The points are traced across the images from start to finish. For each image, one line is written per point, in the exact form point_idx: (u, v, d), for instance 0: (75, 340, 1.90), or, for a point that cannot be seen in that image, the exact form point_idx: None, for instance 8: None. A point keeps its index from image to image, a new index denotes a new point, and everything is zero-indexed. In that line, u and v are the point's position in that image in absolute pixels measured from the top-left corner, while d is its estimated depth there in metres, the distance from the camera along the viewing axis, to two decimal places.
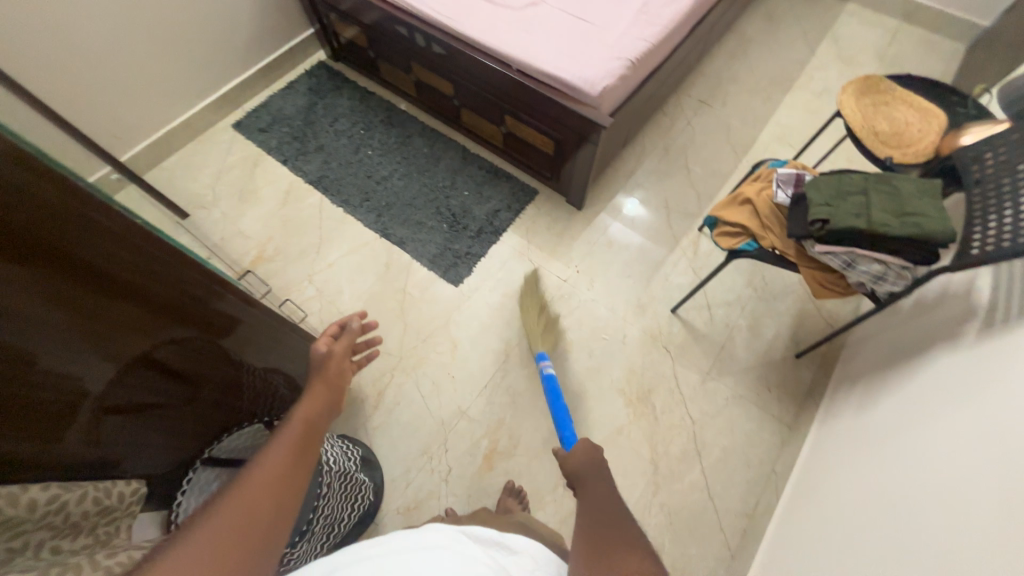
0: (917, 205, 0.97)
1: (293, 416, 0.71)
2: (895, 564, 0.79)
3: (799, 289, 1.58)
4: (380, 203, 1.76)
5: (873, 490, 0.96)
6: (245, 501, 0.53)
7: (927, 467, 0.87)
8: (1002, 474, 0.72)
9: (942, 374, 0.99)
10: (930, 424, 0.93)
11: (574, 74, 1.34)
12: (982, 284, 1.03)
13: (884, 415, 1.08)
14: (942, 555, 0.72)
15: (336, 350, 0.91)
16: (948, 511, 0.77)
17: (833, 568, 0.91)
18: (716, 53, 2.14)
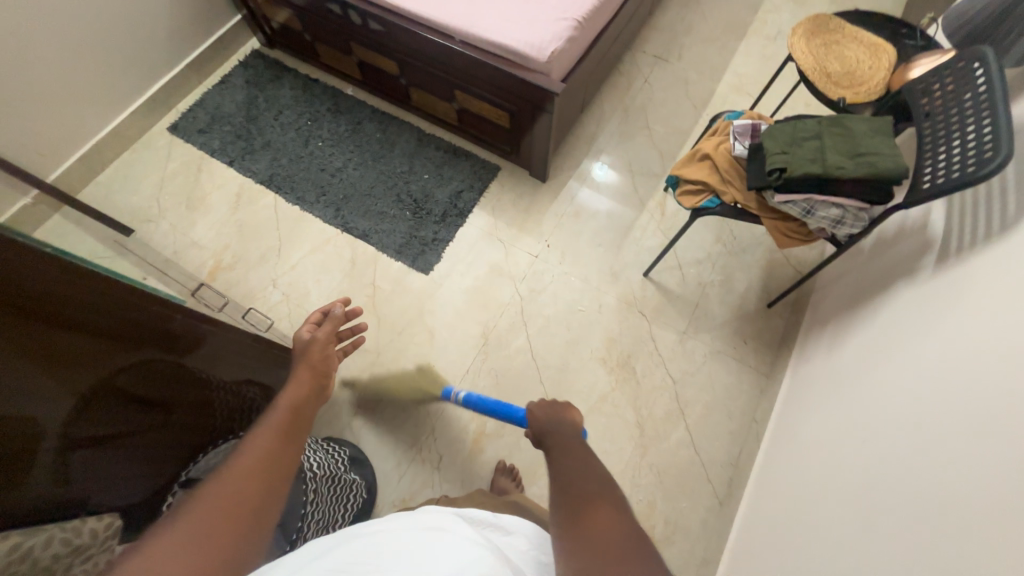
0: (869, 144, 0.97)
1: (275, 405, 0.67)
2: (884, 482, 0.82)
3: (766, 239, 1.60)
4: (338, 196, 1.69)
5: (855, 415, 0.99)
6: (225, 495, 0.50)
7: (905, 385, 0.90)
8: (981, 384, 0.74)
9: (909, 298, 1.02)
10: (904, 347, 0.96)
11: (521, 41, 1.28)
12: (937, 217, 1.05)
13: (857, 346, 1.12)
14: (926, 474, 0.75)
15: (319, 337, 0.87)
16: (929, 429, 0.79)
17: (825, 496, 0.94)
18: (667, 4, 2.08)
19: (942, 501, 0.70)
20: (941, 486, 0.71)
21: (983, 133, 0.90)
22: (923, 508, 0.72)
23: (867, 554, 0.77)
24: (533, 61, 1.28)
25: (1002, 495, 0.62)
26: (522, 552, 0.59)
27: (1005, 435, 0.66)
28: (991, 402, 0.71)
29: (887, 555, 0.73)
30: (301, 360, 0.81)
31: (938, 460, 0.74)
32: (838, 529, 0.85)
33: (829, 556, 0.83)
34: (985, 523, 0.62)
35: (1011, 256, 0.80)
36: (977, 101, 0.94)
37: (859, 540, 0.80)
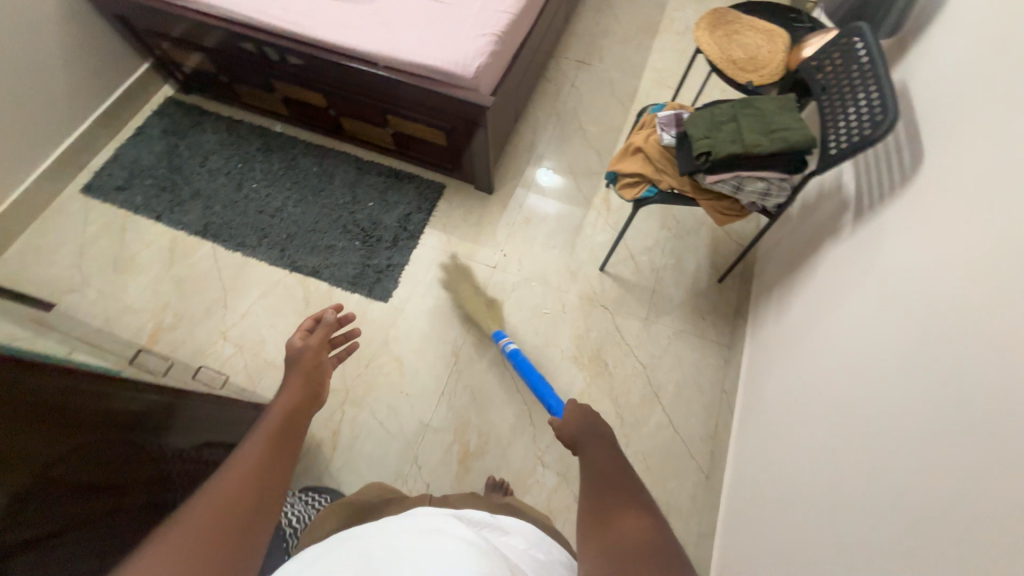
0: (779, 120, 1.05)
1: (270, 411, 0.62)
2: (860, 402, 0.86)
3: (706, 219, 1.68)
4: (282, 235, 1.62)
5: (823, 349, 1.04)
6: (216, 501, 0.45)
7: (860, 307, 0.96)
8: (921, 290, 0.81)
9: (843, 243, 1.09)
10: (849, 280, 1.03)
11: (445, 60, 1.30)
12: (848, 178, 1.15)
13: (806, 294, 1.19)
14: (896, 385, 0.78)
15: (312, 344, 0.76)
16: (891, 345, 0.84)
17: (810, 434, 0.96)
18: (581, 12, 2.17)
19: (912, 408, 0.73)
20: (911, 389, 0.75)
21: (873, 100, 1.00)
22: (899, 415, 0.75)
23: (858, 478, 0.79)
24: (460, 78, 1.30)
25: (962, 390, 0.65)
26: (520, 552, 0.60)
27: (952, 333, 0.71)
28: (937, 307, 0.76)
29: (876, 472, 0.75)
30: (291, 366, 0.73)
31: (903, 371, 0.78)
32: (828, 459, 0.88)
33: (825, 492, 0.85)
34: (952, 415, 0.66)
35: (921, 188, 0.89)
36: (862, 72, 1.05)
37: (847, 467, 0.82)
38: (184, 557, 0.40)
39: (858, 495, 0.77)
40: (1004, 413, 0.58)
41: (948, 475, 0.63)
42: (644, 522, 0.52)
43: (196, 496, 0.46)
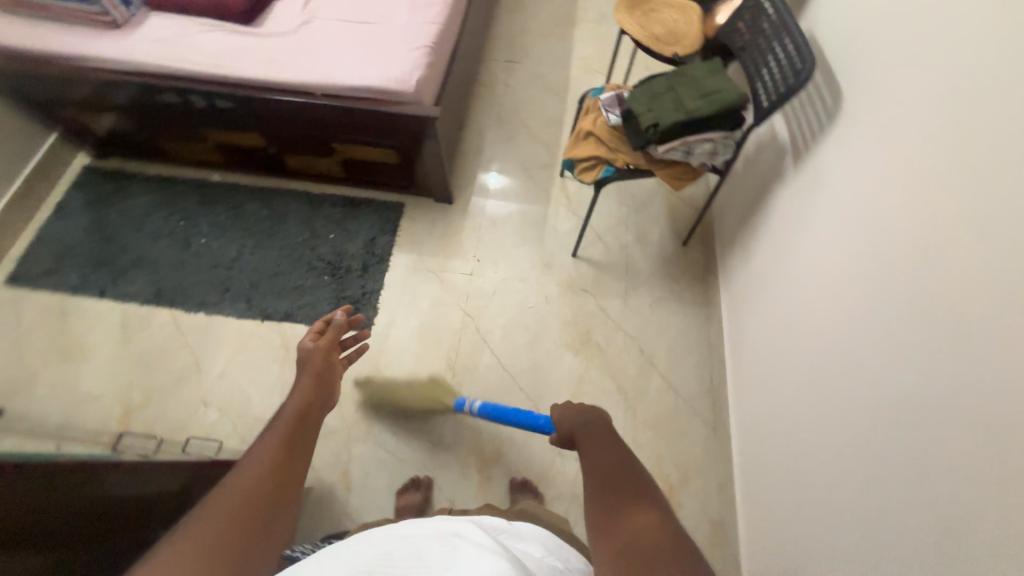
0: (711, 84, 1.13)
1: (283, 413, 0.66)
2: (842, 321, 0.93)
3: (659, 189, 1.77)
4: (244, 286, 1.55)
5: (794, 281, 1.12)
6: (242, 490, 0.51)
7: (817, 236, 1.05)
8: (872, 208, 0.89)
9: (791, 186, 1.18)
10: (805, 216, 1.11)
11: (383, 78, 1.30)
12: (781, 127, 1.25)
13: (767, 241, 1.27)
14: (870, 296, 0.86)
15: (321, 345, 0.84)
16: (858, 262, 0.91)
17: (805, 363, 1.03)
18: (499, 13, 2.22)
19: (904, 309, 0.78)
20: (886, 299, 0.82)
21: (789, 51, 1.09)
22: (891, 319, 0.81)
23: (863, 390, 0.84)
24: (402, 94, 1.30)
25: (945, 280, 0.71)
26: (539, 559, 0.60)
27: (914, 240, 0.78)
28: (890, 219, 0.84)
29: (883, 378, 0.80)
30: (301, 369, 0.79)
31: (880, 279, 0.84)
32: (828, 381, 0.94)
33: (837, 410, 0.90)
34: (930, 310, 0.72)
35: (851, 120, 0.97)
36: (775, 29, 1.14)
37: (853, 382, 0.88)
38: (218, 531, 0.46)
39: (873, 404, 0.82)
40: (995, 291, 0.63)
41: (954, 361, 0.68)
42: (656, 520, 0.52)
43: (222, 486, 0.51)
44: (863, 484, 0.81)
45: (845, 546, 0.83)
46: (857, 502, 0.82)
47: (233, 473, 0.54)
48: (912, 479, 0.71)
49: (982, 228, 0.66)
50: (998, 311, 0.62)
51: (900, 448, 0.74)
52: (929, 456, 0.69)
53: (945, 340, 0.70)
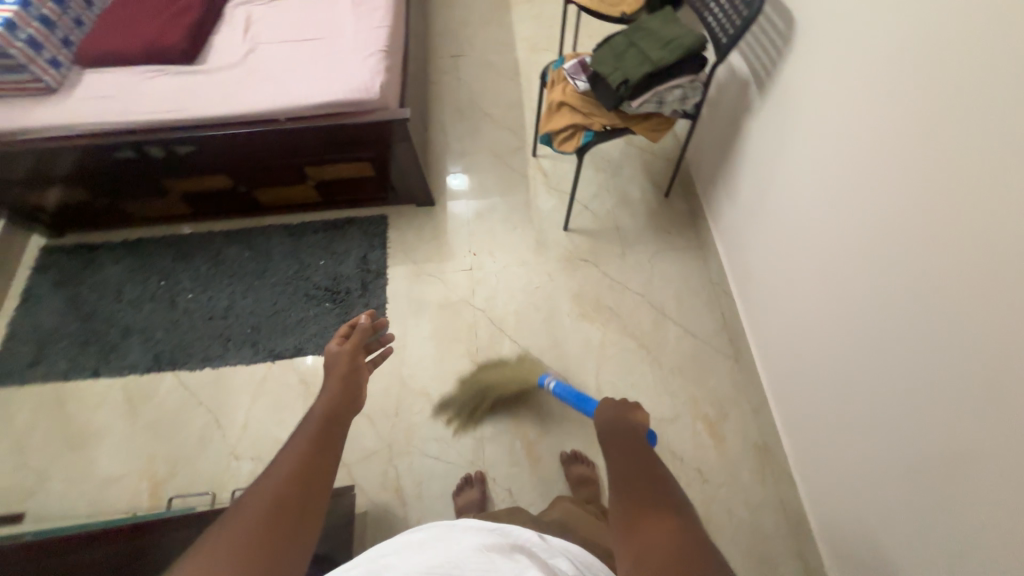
0: (668, 32, 1.16)
1: (311, 417, 0.65)
2: (841, 225, 0.97)
3: (630, 149, 1.81)
4: (245, 331, 1.51)
5: (785, 204, 1.16)
6: (268, 500, 0.50)
7: (798, 154, 1.09)
8: (849, 112, 0.92)
9: (763, 123, 1.22)
10: (782, 144, 1.15)
11: (345, 90, 1.28)
12: (738, 63, 1.31)
13: (749, 180, 1.32)
14: (866, 190, 0.90)
15: (346, 347, 0.81)
16: (843, 164, 0.95)
17: (814, 275, 1.07)
18: (433, 10, 2.21)
19: (905, 191, 0.80)
20: (880, 189, 0.86)
21: None
22: (890, 204, 0.84)
23: (878, 283, 0.88)
24: (367, 102, 1.29)
25: (936, 151, 0.74)
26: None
27: (897, 126, 0.81)
28: (870, 115, 0.87)
29: (897, 264, 0.84)
30: (328, 373, 0.77)
31: (871, 173, 0.88)
32: (840, 285, 0.99)
33: (859, 310, 0.94)
34: (930, 185, 0.76)
35: (812, 34, 1.01)
36: None
37: (864, 277, 0.92)
38: (242, 545, 0.45)
39: (891, 290, 0.85)
40: (992, 151, 0.66)
41: (968, 226, 0.70)
42: (672, 526, 0.54)
43: (248, 494, 0.51)
44: (895, 364, 0.86)
45: (897, 428, 0.87)
46: (897, 383, 0.86)
47: (259, 481, 0.53)
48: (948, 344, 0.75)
49: (965, 97, 0.69)
50: (993, 162, 0.66)
51: (928, 320, 0.78)
52: (965, 320, 0.72)
53: (950, 206, 0.73)
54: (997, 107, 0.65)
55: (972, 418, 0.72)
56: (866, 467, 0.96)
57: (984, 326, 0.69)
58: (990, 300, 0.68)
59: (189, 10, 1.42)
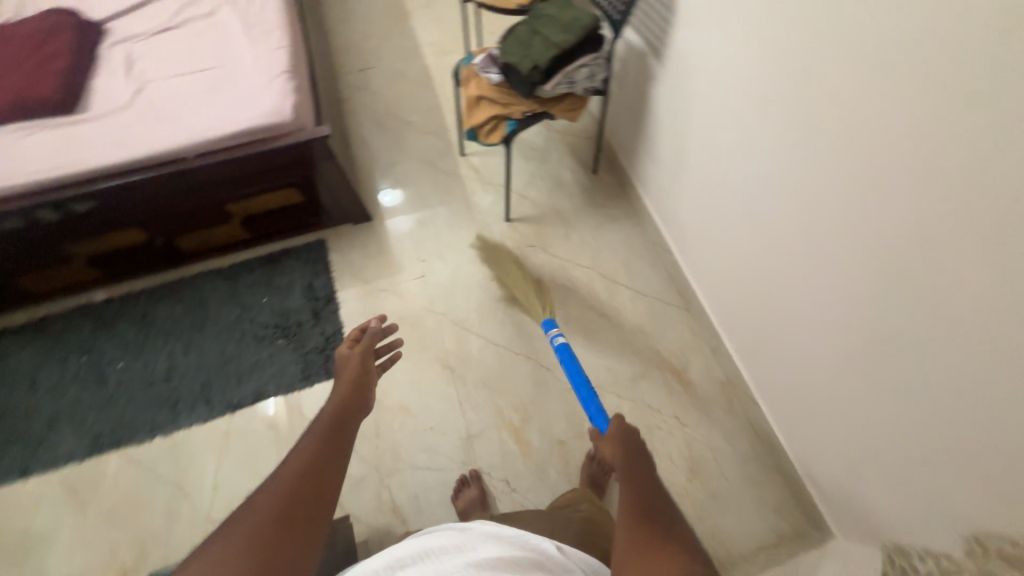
0: (566, 15, 1.22)
1: (326, 412, 0.74)
2: (753, 166, 1.08)
3: (553, 133, 1.87)
4: (195, 389, 1.41)
5: (701, 158, 1.27)
6: (294, 482, 0.58)
7: (704, 112, 1.20)
8: (740, 65, 1.03)
9: (667, 89, 1.33)
10: (688, 106, 1.26)
11: (255, 116, 1.23)
12: (634, 37, 1.40)
13: (665, 145, 1.43)
14: (766, 130, 1.01)
15: (356, 352, 0.91)
16: (742, 111, 1.07)
17: (740, 215, 1.18)
18: (330, 27, 2.15)
19: (801, 123, 0.91)
20: (779, 127, 0.97)
21: None
22: (790, 134, 0.95)
23: (795, 208, 0.99)
24: (282, 125, 1.24)
25: (819, 82, 0.85)
26: None
27: (783, 68, 0.92)
28: (759, 63, 0.98)
29: (807, 187, 0.94)
30: (340, 373, 0.87)
31: (769, 114, 0.99)
32: (763, 218, 1.10)
33: (783, 237, 1.05)
34: (820, 113, 0.87)
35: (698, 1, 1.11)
36: None
37: (780, 207, 1.03)
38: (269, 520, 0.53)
39: (806, 210, 0.96)
40: (866, 71, 0.76)
41: (858, 141, 0.81)
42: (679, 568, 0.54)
43: (276, 474, 0.59)
44: (822, 275, 0.97)
45: (837, 332, 0.97)
46: (828, 291, 0.97)
47: (285, 463, 0.61)
48: (864, 245, 0.85)
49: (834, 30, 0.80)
50: (864, 80, 0.77)
51: (843, 228, 0.89)
52: (873, 221, 0.82)
53: (840, 127, 0.83)
54: (858, 36, 0.76)
55: (896, 305, 0.83)
56: (816, 374, 1.07)
57: (887, 221, 0.80)
58: (888, 197, 0.78)
59: (57, 57, 1.29)
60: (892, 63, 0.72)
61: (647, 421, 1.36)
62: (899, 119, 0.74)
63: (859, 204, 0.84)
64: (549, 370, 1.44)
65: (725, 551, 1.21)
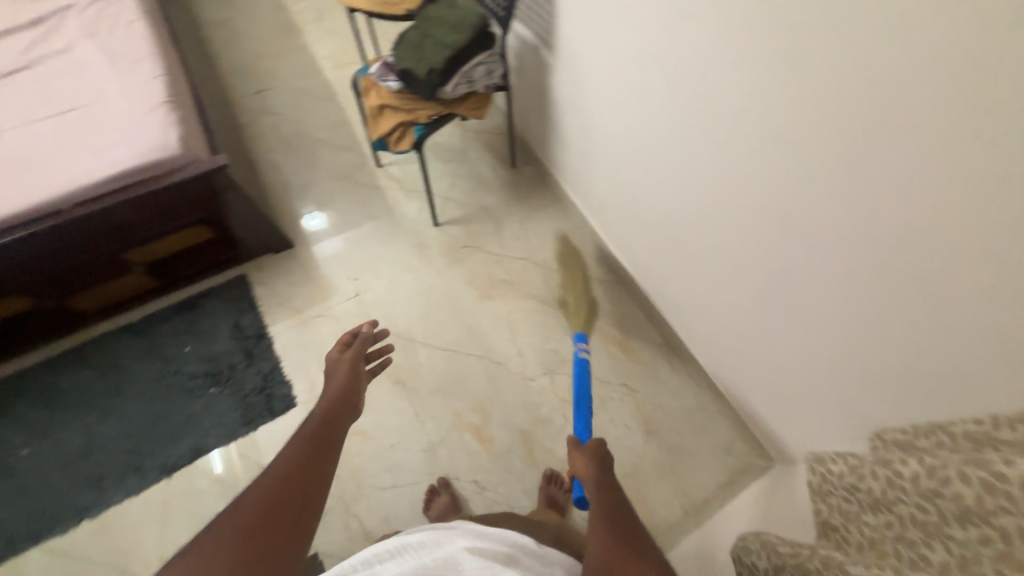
0: (454, 15, 1.24)
1: (312, 420, 0.76)
2: (652, 137, 1.16)
3: (467, 132, 1.89)
4: (122, 459, 1.29)
5: (606, 138, 1.34)
6: (266, 500, 0.61)
7: (601, 93, 1.27)
8: (625, 45, 1.11)
9: (565, 77, 1.38)
10: (586, 90, 1.32)
11: (138, 154, 1.14)
12: (524, 31, 1.45)
13: (573, 130, 1.48)
14: (659, 102, 1.09)
15: (346, 357, 0.92)
16: (635, 88, 1.14)
17: (649, 184, 1.25)
18: (215, 52, 2.03)
19: (687, 91, 0.99)
20: (669, 97, 1.05)
21: None
22: (680, 102, 1.03)
23: (696, 170, 1.07)
24: (170, 159, 1.16)
25: (695, 51, 0.93)
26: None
27: (663, 43, 1.00)
28: (641, 40, 1.06)
29: (703, 149, 1.03)
30: (329, 381, 0.88)
31: (658, 87, 1.07)
32: (670, 184, 1.18)
33: (690, 198, 1.13)
34: (702, 79, 0.95)
35: None
36: None
37: (682, 171, 1.12)
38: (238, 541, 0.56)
39: (706, 170, 1.05)
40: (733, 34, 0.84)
41: (738, 99, 0.89)
42: None
43: (251, 489, 0.62)
44: (729, 227, 1.06)
45: (751, 276, 1.07)
46: (737, 240, 1.06)
47: (260, 479, 0.64)
48: (758, 191, 0.94)
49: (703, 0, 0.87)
50: (732, 44, 0.85)
51: (740, 180, 0.97)
52: (761, 170, 0.91)
53: (721, 89, 0.92)
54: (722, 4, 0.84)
55: (793, 243, 0.92)
56: (739, 317, 1.17)
57: (772, 168, 0.89)
58: (772, 142, 0.86)
59: None
60: (754, 22, 0.80)
61: (599, 394, 1.42)
62: (765, 76, 0.82)
63: (750, 153, 0.92)
64: (500, 364, 1.46)
65: (688, 499, 1.29)
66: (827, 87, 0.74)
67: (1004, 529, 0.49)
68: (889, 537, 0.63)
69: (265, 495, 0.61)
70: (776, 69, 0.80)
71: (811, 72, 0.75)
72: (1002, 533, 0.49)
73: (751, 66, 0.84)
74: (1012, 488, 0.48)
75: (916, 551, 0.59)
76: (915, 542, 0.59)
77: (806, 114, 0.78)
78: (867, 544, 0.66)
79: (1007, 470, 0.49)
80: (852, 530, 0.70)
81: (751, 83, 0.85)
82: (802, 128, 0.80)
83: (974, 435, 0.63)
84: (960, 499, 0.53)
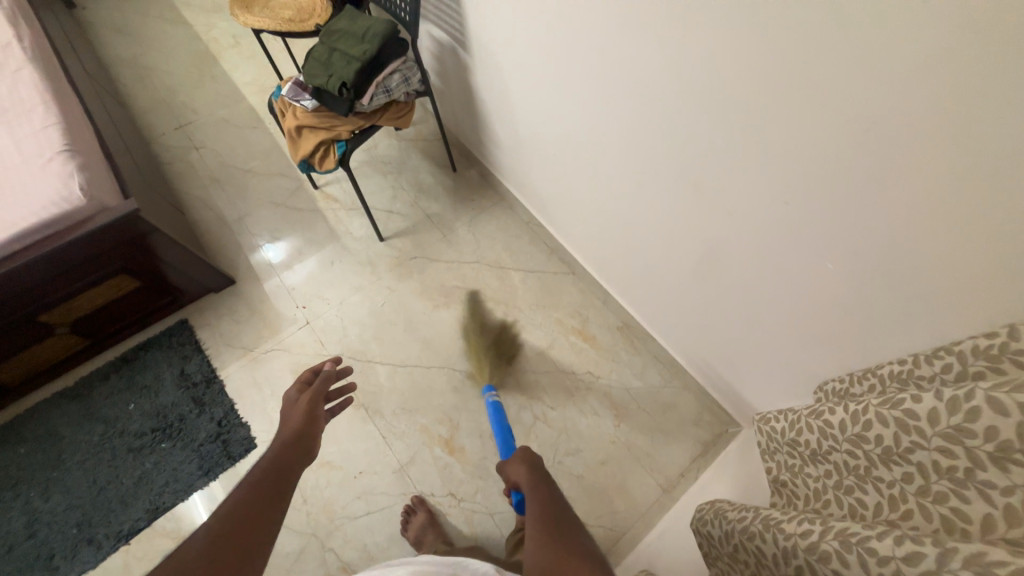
0: (359, 25, 1.21)
1: (261, 465, 0.70)
2: (575, 125, 1.16)
3: (403, 143, 1.85)
4: (72, 533, 1.21)
5: (535, 132, 1.33)
6: (207, 554, 0.55)
7: (522, 87, 1.25)
8: (534, 36, 1.09)
9: (486, 75, 1.37)
10: (508, 86, 1.30)
11: (38, 210, 1.07)
12: (440, 35, 1.43)
13: (503, 128, 1.47)
14: (574, 91, 1.08)
15: (305, 397, 0.85)
16: (551, 78, 1.13)
17: (581, 173, 1.25)
18: (127, 91, 1.93)
19: (597, 76, 0.99)
20: (581, 84, 1.05)
21: None
22: (593, 88, 1.02)
23: (619, 154, 1.08)
24: (76, 210, 1.10)
25: (596, 35, 0.93)
26: None
27: (566, 31, 1.00)
28: (547, 30, 1.05)
29: (621, 132, 1.03)
30: (285, 420, 0.82)
31: (571, 76, 1.06)
32: (598, 170, 1.18)
33: (621, 180, 1.13)
34: (607, 63, 0.95)
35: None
36: None
37: (607, 156, 1.12)
38: None
39: (630, 151, 1.04)
40: (626, 17, 0.85)
41: (643, 80, 0.89)
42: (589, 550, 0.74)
43: (191, 541, 0.56)
44: (658, 204, 1.06)
45: (686, 251, 1.08)
46: (667, 218, 1.06)
47: (204, 527, 0.58)
48: (681, 165, 0.93)
49: None
50: (627, 26, 0.86)
51: (660, 158, 0.97)
52: (676, 146, 0.92)
53: (625, 70, 0.92)
54: None
55: (716, 214, 0.93)
56: (685, 293, 1.18)
57: (685, 143, 0.89)
58: (681, 118, 0.87)
59: None
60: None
61: (566, 386, 1.42)
62: (661, 53, 0.82)
63: (663, 130, 0.92)
64: (464, 373, 1.44)
65: (665, 477, 1.29)
66: (723, 55, 0.73)
67: (920, 463, 0.53)
68: (830, 487, 0.66)
69: (208, 547, 0.56)
70: (669, 45, 0.80)
71: (703, 43, 0.75)
72: (919, 467, 0.53)
73: (649, 43, 0.83)
74: (923, 424, 0.52)
75: (853, 496, 0.62)
76: (852, 487, 0.63)
77: (705, 86, 0.79)
78: (812, 495, 0.70)
79: (917, 407, 0.53)
80: (798, 484, 0.73)
81: (651, 61, 0.85)
82: (710, 98, 0.79)
83: (898, 374, 0.65)
84: (883, 441, 0.57)
